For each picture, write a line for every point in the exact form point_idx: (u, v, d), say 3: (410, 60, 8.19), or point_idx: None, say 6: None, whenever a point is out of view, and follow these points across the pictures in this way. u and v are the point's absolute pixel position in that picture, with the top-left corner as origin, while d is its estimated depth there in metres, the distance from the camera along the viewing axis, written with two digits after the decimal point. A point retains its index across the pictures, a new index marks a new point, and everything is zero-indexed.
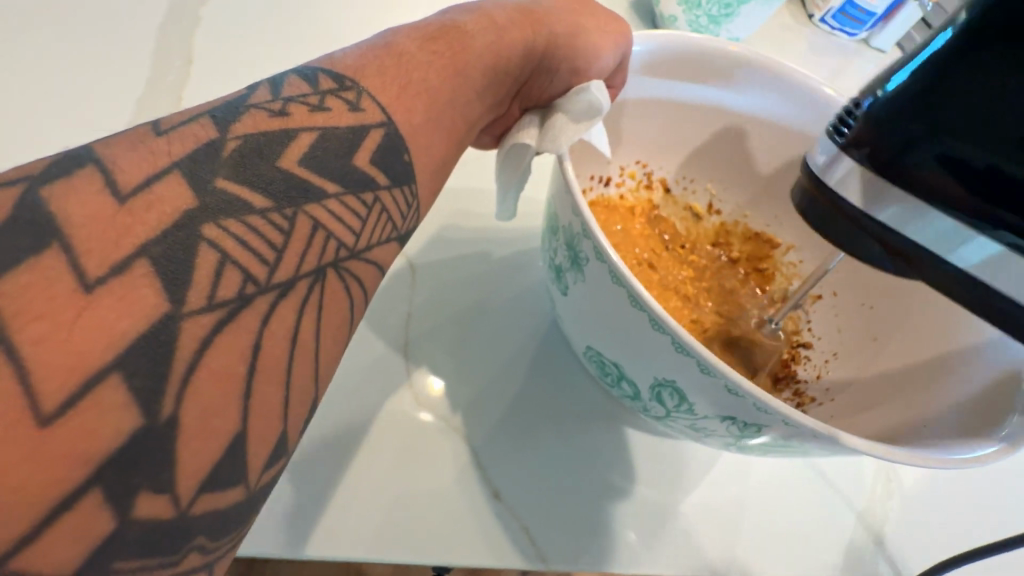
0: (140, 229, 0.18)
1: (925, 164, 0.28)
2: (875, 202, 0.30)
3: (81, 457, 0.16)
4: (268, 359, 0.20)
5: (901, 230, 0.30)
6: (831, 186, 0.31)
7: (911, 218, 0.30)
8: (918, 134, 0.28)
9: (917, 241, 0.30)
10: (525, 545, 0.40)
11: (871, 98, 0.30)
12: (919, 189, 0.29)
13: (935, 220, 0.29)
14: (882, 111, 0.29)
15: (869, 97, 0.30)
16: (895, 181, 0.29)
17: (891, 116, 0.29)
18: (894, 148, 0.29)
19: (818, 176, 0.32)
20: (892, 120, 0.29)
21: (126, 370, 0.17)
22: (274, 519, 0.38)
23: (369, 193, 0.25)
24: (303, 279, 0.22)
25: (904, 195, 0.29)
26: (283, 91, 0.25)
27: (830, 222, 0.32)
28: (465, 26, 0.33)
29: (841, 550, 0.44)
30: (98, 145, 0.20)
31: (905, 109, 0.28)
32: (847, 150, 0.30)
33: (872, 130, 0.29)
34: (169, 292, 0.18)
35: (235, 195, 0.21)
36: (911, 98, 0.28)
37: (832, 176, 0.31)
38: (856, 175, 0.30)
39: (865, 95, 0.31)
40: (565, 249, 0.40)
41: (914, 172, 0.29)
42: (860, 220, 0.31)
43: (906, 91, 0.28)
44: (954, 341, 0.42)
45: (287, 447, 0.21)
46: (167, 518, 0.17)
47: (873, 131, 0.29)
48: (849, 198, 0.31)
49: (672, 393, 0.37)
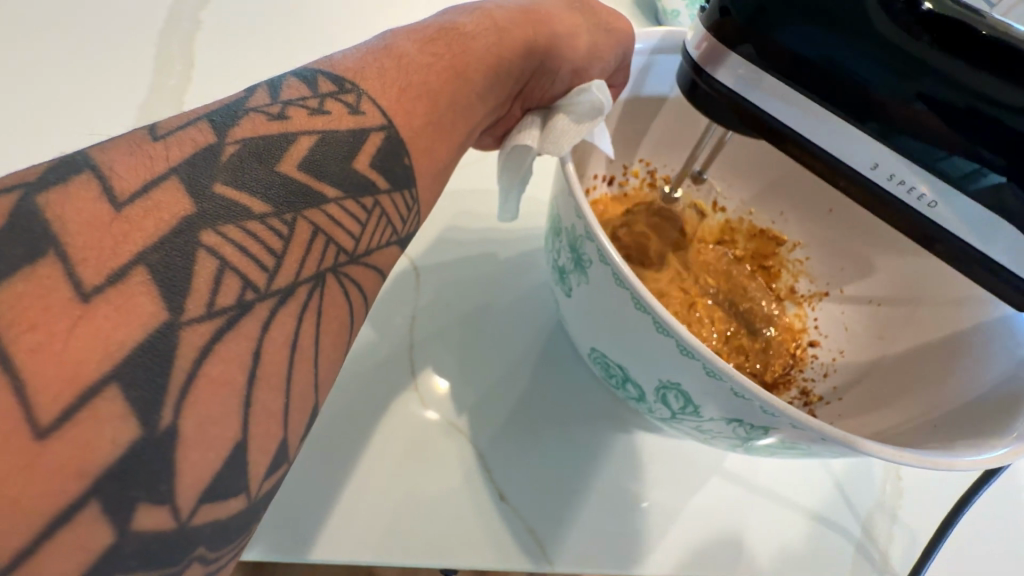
0: (137, 236, 0.18)
1: (778, 38, 0.28)
2: (753, 93, 0.30)
3: (79, 469, 0.16)
4: (269, 367, 0.20)
5: (768, 108, 0.30)
6: (713, 73, 0.31)
7: (778, 99, 0.30)
8: (769, 8, 0.28)
9: (788, 124, 0.30)
10: (532, 547, 0.40)
11: None
12: (781, 64, 0.29)
13: (801, 102, 0.29)
14: None
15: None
16: (761, 57, 0.29)
17: None
18: (748, 18, 0.29)
19: (700, 64, 0.32)
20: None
21: (125, 380, 0.16)
22: (276, 522, 0.38)
23: (369, 197, 0.25)
24: (302, 286, 0.21)
25: (768, 74, 0.29)
26: (282, 94, 0.25)
27: (714, 106, 0.32)
28: (465, 26, 0.33)
29: (850, 550, 0.43)
30: (95, 150, 0.20)
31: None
32: (713, 28, 0.30)
33: (732, 8, 0.29)
34: (167, 300, 0.18)
35: (233, 201, 0.20)
36: None
37: (710, 65, 0.31)
38: (737, 68, 0.30)
39: None
40: (568, 250, 0.39)
41: (772, 47, 0.29)
42: (736, 101, 0.31)
43: None
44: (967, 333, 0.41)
45: (288, 455, 0.21)
46: (167, 530, 0.17)
47: (733, 8, 0.29)
48: (733, 90, 0.31)
49: (677, 395, 0.37)
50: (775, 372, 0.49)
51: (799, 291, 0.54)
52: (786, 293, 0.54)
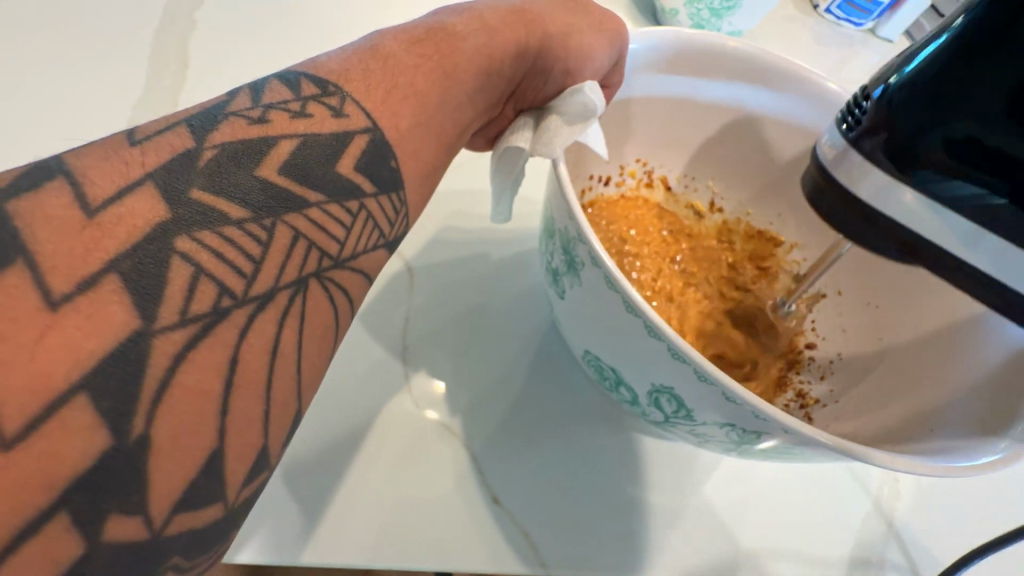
0: (109, 243, 0.18)
1: (933, 150, 0.30)
2: (885, 201, 0.31)
3: (47, 480, 0.15)
4: (247, 374, 0.20)
5: (892, 214, 0.31)
6: (846, 180, 0.32)
7: (907, 207, 0.31)
8: (925, 125, 0.30)
9: (916, 228, 0.31)
10: (525, 551, 0.40)
11: (881, 87, 0.31)
12: (924, 172, 0.30)
13: (932, 207, 0.31)
14: (894, 97, 0.30)
15: (881, 84, 0.32)
16: (906, 165, 0.30)
17: (901, 106, 0.30)
18: (905, 135, 0.30)
19: (834, 171, 0.33)
20: (900, 110, 0.30)
21: (94, 390, 0.16)
22: (267, 525, 0.38)
23: (354, 201, 0.24)
24: (282, 292, 0.21)
25: (903, 182, 0.31)
26: (264, 97, 0.24)
27: (835, 211, 0.33)
28: (454, 27, 0.33)
29: (846, 556, 0.43)
30: (70, 156, 0.19)
31: (915, 97, 0.30)
32: (856, 139, 0.32)
33: (884, 122, 0.31)
34: (139, 309, 0.18)
35: (210, 206, 0.20)
36: (919, 92, 0.30)
37: (843, 170, 0.32)
38: (873, 173, 0.31)
39: (875, 87, 0.32)
40: (561, 253, 0.39)
41: (919, 155, 0.30)
42: (862, 207, 0.32)
43: (914, 83, 0.30)
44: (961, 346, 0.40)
45: (268, 462, 0.20)
46: (140, 540, 0.17)
47: (886, 117, 0.31)
48: (865, 197, 0.32)
49: (670, 398, 0.36)
50: (773, 374, 0.48)
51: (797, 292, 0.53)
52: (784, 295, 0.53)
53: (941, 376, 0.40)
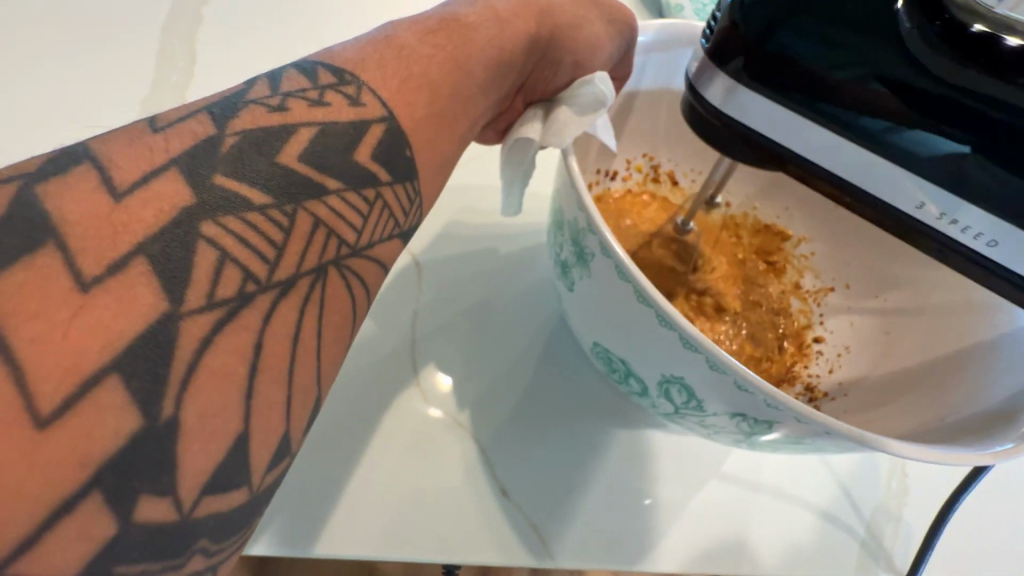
0: (136, 226, 0.18)
1: (787, 56, 0.28)
2: (751, 118, 0.30)
3: (80, 459, 0.15)
4: (270, 359, 0.20)
5: (768, 131, 0.30)
6: (708, 95, 0.31)
7: (781, 121, 0.29)
8: (776, 18, 0.27)
9: (786, 144, 0.30)
10: (536, 545, 0.40)
11: None
12: (786, 78, 0.28)
13: (807, 123, 0.29)
14: None
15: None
16: (759, 75, 0.28)
17: (754, 6, 0.28)
18: (757, 35, 0.28)
19: (698, 88, 0.31)
20: (754, 10, 0.28)
21: (125, 371, 0.16)
22: (281, 517, 0.38)
23: (371, 190, 0.25)
24: (304, 278, 0.21)
25: (765, 92, 0.29)
26: (282, 86, 0.24)
27: (716, 134, 0.31)
28: (467, 18, 0.33)
29: (855, 547, 0.43)
30: (95, 141, 0.20)
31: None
32: (714, 50, 0.30)
33: (738, 20, 0.28)
34: (167, 292, 0.18)
35: (233, 192, 0.20)
36: None
37: (709, 88, 0.30)
38: (729, 84, 0.29)
39: None
40: (570, 244, 0.39)
41: (769, 58, 0.28)
42: (734, 125, 0.30)
43: None
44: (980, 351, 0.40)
45: (290, 448, 0.21)
46: (170, 522, 0.17)
47: (736, 22, 0.28)
48: (725, 111, 0.30)
49: (680, 389, 0.36)
50: (780, 368, 0.48)
51: (804, 286, 0.53)
52: (791, 289, 0.53)
53: (957, 367, 0.40)
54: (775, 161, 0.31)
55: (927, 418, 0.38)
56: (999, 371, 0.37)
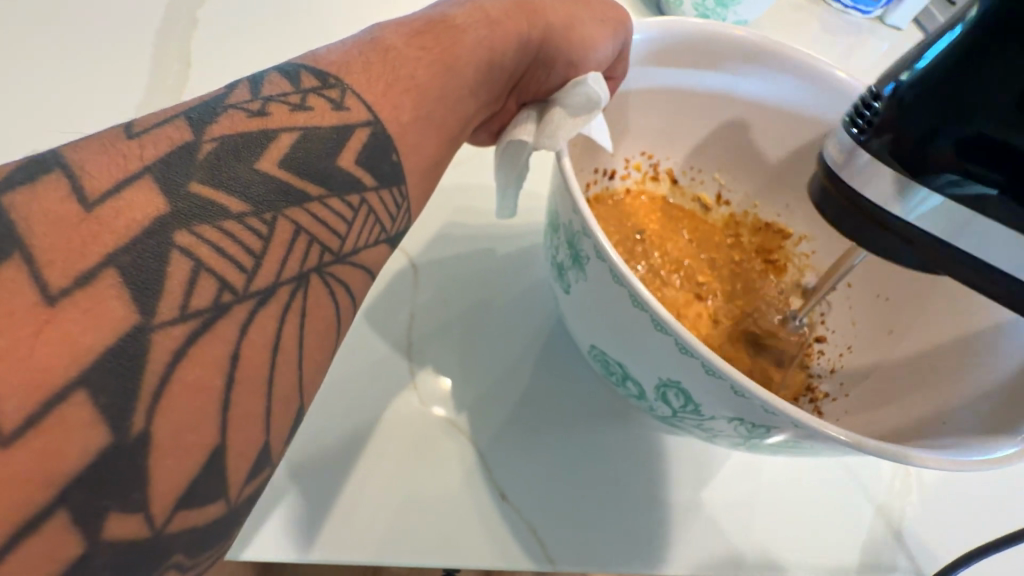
0: (107, 238, 0.18)
1: (947, 150, 0.28)
2: (901, 205, 0.29)
3: (44, 478, 0.15)
4: (248, 370, 0.19)
5: (901, 215, 0.29)
6: (848, 180, 0.31)
7: (917, 207, 0.29)
8: (941, 117, 0.28)
9: (934, 234, 0.29)
10: (534, 547, 0.39)
11: (893, 83, 0.30)
12: (931, 172, 0.28)
13: (968, 219, 0.28)
14: (907, 94, 0.29)
15: (892, 83, 0.30)
16: (913, 165, 0.29)
17: (916, 102, 0.28)
18: (918, 131, 0.28)
19: (835, 172, 0.31)
20: (915, 106, 0.28)
21: (93, 386, 0.16)
22: (277, 523, 0.38)
23: (355, 195, 0.24)
24: (284, 286, 0.21)
25: (911, 181, 0.29)
26: (264, 90, 0.24)
27: (841, 215, 0.31)
28: (455, 19, 0.32)
29: (859, 548, 0.42)
30: (68, 149, 0.19)
31: (927, 96, 0.28)
32: (865, 142, 0.30)
33: (897, 116, 0.29)
34: (138, 304, 0.17)
35: (208, 200, 0.20)
36: (937, 83, 0.28)
37: (846, 172, 0.31)
38: (876, 168, 0.30)
39: (886, 84, 0.30)
40: (566, 247, 0.39)
41: (926, 155, 0.28)
42: (871, 211, 0.30)
43: (934, 72, 0.28)
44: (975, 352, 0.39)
45: (270, 459, 0.20)
46: (142, 538, 0.17)
47: (896, 116, 0.29)
48: (871, 199, 0.30)
49: (677, 393, 0.36)
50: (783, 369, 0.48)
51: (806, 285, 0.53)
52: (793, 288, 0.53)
53: (956, 370, 0.39)
54: (911, 248, 0.30)
55: (917, 425, 0.37)
56: (1000, 376, 0.36)
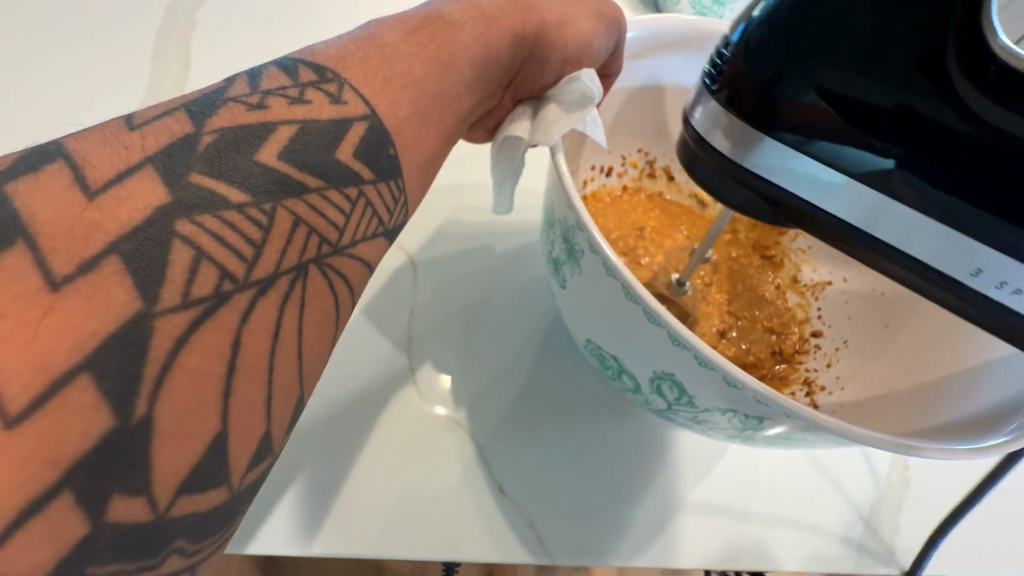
0: (109, 226, 0.18)
1: (796, 101, 0.25)
2: (757, 161, 0.27)
3: (50, 459, 0.15)
4: (249, 358, 0.20)
5: (773, 178, 0.27)
6: (710, 137, 0.28)
7: (784, 168, 0.27)
8: (784, 64, 0.25)
9: (793, 192, 0.27)
10: (533, 542, 0.40)
11: (741, 27, 0.26)
12: (786, 129, 0.26)
13: (824, 177, 0.27)
14: (753, 38, 0.26)
15: (741, 24, 0.26)
16: (767, 120, 0.26)
17: (760, 47, 0.25)
18: (762, 81, 0.26)
19: (698, 129, 0.29)
20: (761, 52, 0.25)
21: (97, 370, 0.16)
22: (277, 517, 0.38)
23: (353, 187, 0.24)
24: (284, 276, 0.21)
25: (776, 142, 0.26)
26: (262, 83, 0.24)
27: (717, 181, 0.29)
28: (451, 16, 0.33)
29: (855, 538, 0.43)
30: (71, 140, 0.20)
31: (778, 38, 0.25)
32: (719, 93, 0.27)
33: (743, 64, 0.26)
34: (141, 291, 0.18)
35: (209, 190, 0.20)
36: (782, 25, 0.25)
37: (708, 128, 0.28)
38: (728, 122, 0.27)
39: (734, 28, 0.27)
40: (561, 242, 0.39)
41: (776, 105, 0.26)
42: (744, 176, 0.28)
43: (777, 14, 0.25)
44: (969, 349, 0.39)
45: (271, 447, 0.21)
46: (145, 522, 0.17)
47: (742, 63, 0.26)
48: (728, 155, 0.28)
49: (671, 386, 0.36)
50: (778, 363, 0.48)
51: (802, 280, 0.53)
52: (789, 283, 0.53)
53: (951, 364, 0.40)
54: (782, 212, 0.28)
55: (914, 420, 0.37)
56: (994, 372, 0.36)
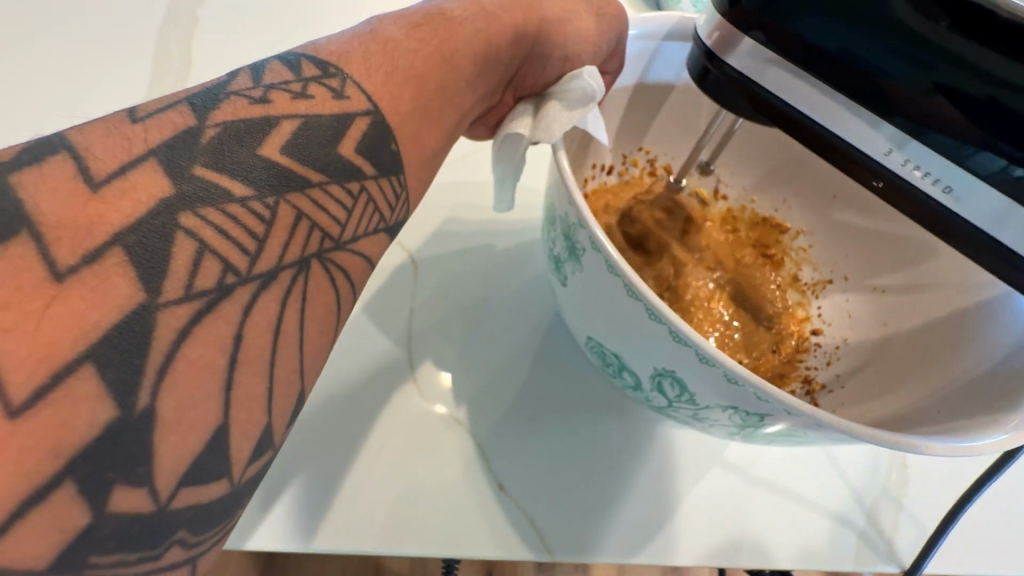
0: (112, 217, 0.18)
1: (790, 24, 0.28)
2: (760, 72, 0.30)
3: (52, 449, 0.15)
4: (250, 351, 0.20)
5: (771, 87, 0.30)
6: (719, 52, 0.31)
7: (782, 79, 0.30)
8: None
9: (795, 107, 0.30)
10: (533, 538, 0.40)
11: None
12: (788, 49, 0.29)
13: (822, 96, 0.29)
14: None
15: None
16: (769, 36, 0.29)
17: None
18: (762, 6, 0.29)
19: (710, 48, 0.32)
20: None
21: (100, 361, 0.16)
22: (278, 512, 0.38)
23: (355, 182, 0.24)
24: (286, 270, 0.21)
25: (779, 59, 0.29)
26: (265, 77, 0.24)
27: (725, 91, 0.32)
28: (453, 12, 0.33)
29: (855, 537, 0.43)
30: (74, 132, 0.20)
31: None
32: (727, 14, 0.30)
33: None
34: (144, 282, 0.18)
35: (213, 184, 0.20)
36: None
37: (717, 47, 0.31)
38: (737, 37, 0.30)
39: None
40: (562, 239, 0.39)
41: (774, 28, 0.29)
42: (747, 85, 0.31)
43: None
44: (971, 342, 0.39)
45: (271, 440, 0.21)
46: (146, 513, 0.17)
47: None
48: (734, 68, 0.31)
49: (672, 382, 0.36)
50: (781, 362, 0.48)
51: (803, 279, 0.53)
52: (789, 282, 0.53)
53: (955, 352, 0.40)
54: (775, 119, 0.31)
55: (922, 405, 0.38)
56: (997, 349, 0.37)
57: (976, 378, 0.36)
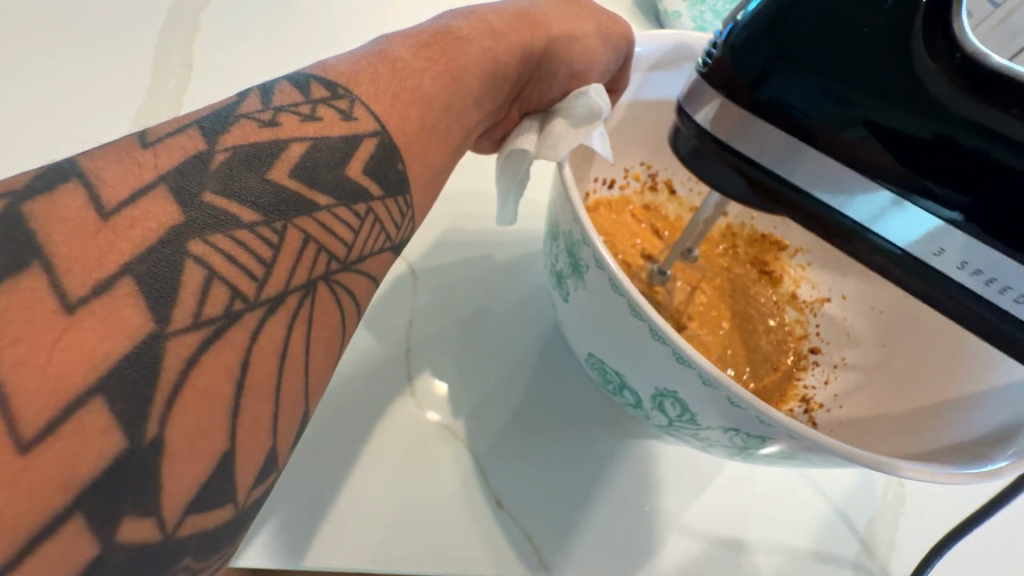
0: (124, 246, 0.18)
1: (781, 98, 0.26)
2: (746, 145, 0.28)
3: (60, 484, 0.16)
4: (257, 376, 0.20)
5: (766, 164, 0.28)
6: (698, 118, 0.29)
7: (771, 152, 0.27)
8: (769, 62, 0.26)
9: (792, 181, 0.28)
10: (530, 555, 0.40)
11: (731, 24, 0.27)
12: (783, 121, 0.27)
13: (830, 179, 0.27)
14: (739, 37, 0.26)
15: (730, 23, 0.27)
16: (756, 105, 0.27)
17: (746, 42, 0.26)
18: (750, 79, 0.27)
19: (686, 111, 0.30)
20: (746, 49, 0.26)
21: (110, 392, 0.16)
22: (272, 527, 0.38)
23: (362, 204, 0.25)
24: (293, 294, 0.21)
25: (777, 137, 0.27)
26: (274, 99, 0.25)
27: (696, 154, 0.30)
28: (460, 31, 0.33)
29: (846, 559, 0.43)
30: (85, 158, 0.20)
31: (764, 37, 0.26)
32: (713, 84, 0.28)
33: (729, 64, 0.27)
34: (153, 312, 0.18)
35: (222, 210, 0.20)
36: (765, 22, 0.26)
37: (701, 116, 0.29)
38: (717, 109, 0.28)
39: (725, 24, 0.28)
40: (566, 255, 0.39)
41: (764, 103, 0.27)
42: (731, 157, 0.29)
43: (760, 16, 0.26)
44: (967, 369, 0.40)
45: (276, 464, 0.21)
46: (153, 541, 0.17)
47: (730, 61, 0.27)
48: (716, 138, 0.29)
49: (673, 403, 0.36)
50: (779, 379, 0.48)
51: (801, 297, 0.53)
52: (787, 299, 0.53)
53: (954, 361, 0.41)
54: (777, 201, 0.29)
55: (925, 428, 0.38)
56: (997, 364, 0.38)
57: (971, 416, 0.36)
